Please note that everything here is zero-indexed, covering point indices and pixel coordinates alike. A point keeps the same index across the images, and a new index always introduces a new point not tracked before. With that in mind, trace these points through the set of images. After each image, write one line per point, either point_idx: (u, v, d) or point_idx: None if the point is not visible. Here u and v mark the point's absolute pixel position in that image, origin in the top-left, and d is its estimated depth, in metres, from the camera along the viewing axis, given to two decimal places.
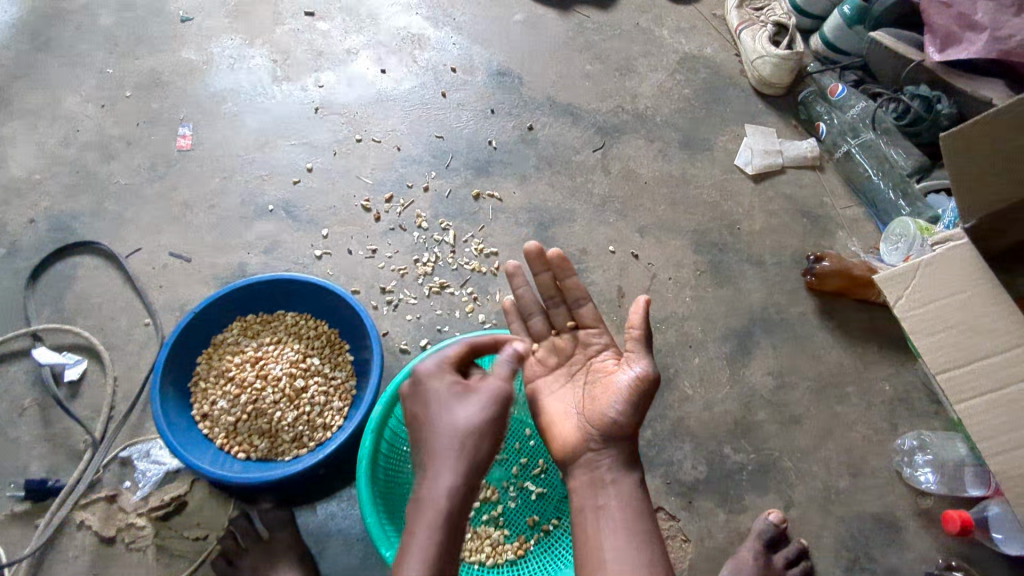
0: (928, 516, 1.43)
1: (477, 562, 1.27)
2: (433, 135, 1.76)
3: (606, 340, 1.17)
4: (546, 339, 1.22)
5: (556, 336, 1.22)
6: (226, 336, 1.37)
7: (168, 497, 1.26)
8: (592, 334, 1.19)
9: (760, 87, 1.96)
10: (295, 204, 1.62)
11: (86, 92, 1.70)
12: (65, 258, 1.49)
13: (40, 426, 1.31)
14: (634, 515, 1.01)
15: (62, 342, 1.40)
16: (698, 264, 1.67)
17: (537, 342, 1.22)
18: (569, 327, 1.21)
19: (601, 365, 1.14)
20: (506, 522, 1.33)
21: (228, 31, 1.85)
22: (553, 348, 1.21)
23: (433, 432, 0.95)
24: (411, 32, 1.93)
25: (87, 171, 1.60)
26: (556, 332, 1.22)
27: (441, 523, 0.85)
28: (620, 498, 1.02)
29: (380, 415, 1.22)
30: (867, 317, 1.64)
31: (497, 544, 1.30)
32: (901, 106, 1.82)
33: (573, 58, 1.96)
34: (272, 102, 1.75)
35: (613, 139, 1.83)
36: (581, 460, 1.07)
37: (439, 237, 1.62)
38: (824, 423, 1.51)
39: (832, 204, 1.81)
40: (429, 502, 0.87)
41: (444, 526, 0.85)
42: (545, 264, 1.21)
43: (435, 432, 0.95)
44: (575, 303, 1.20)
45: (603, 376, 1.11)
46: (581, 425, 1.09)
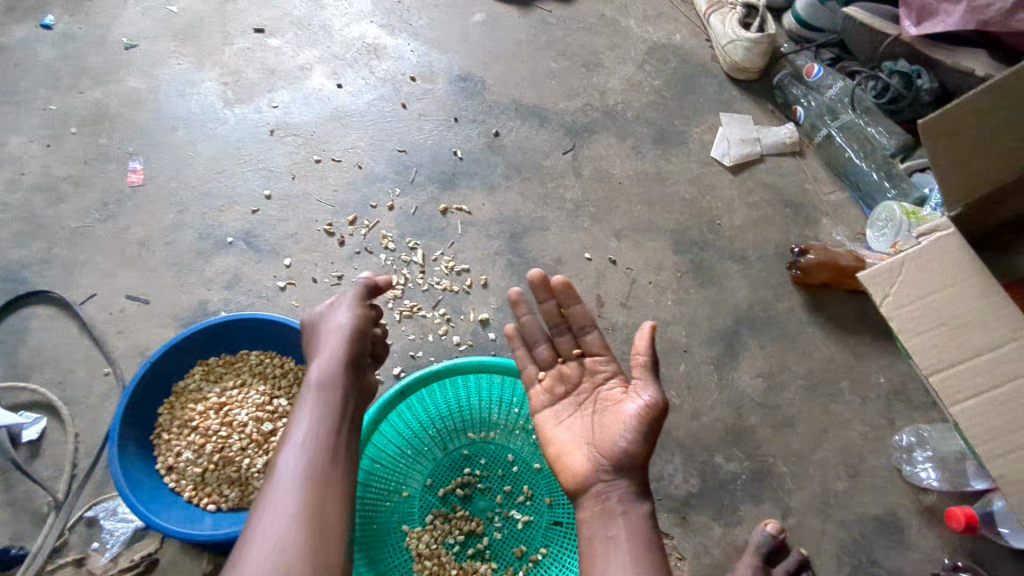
0: (931, 514, 1.38)
1: None
2: (396, 150, 1.69)
3: (612, 368, 1.11)
4: (552, 367, 1.17)
5: (562, 364, 1.16)
6: (187, 383, 1.31)
7: (138, 556, 1.21)
8: (599, 362, 1.12)
9: (733, 73, 1.89)
10: (256, 234, 1.55)
11: (30, 132, 1.63)
12: (16, 310, 1.43)
13: (0, 492, 1.26)
14: (645, 550, 0.90)
15: (18, 400, 1.34)
16: (679, 265, 1.61)
17: (543, 371, 1.17)
18: (576, 355, 1.15)
19: (609, 394, 1.07)
20: (493, 555, 1.27)
21: (175, 56, 1.77)
22: (559, 377, 1.15)
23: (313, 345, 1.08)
24: (366, 42, 1.85)
25: (35, 215, 1.53)
26: (562, 360, 1.16)
27: (316, 411, 0.97)
28: (629, 529, 0.92)
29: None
30: (857, 307, 1.59)
31: None
32: (880, 84, 1.74)
33: (537, 56, 1.88)
34: (225, 128, 1.68)
35: (583, 140, 1.76)
36: (591, 491, 0.97)
37: (407, 257, 1.56)
38: (818, 423, 1.46)
39: (815, 191, 1.74)
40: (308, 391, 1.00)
41: (320, 407, 0.98)
42: (549, 292, 1.17)
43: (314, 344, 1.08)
44: (580, 331, 1.15)
45: (612, 405, 1.04)
46: (590, 456, 1.01)
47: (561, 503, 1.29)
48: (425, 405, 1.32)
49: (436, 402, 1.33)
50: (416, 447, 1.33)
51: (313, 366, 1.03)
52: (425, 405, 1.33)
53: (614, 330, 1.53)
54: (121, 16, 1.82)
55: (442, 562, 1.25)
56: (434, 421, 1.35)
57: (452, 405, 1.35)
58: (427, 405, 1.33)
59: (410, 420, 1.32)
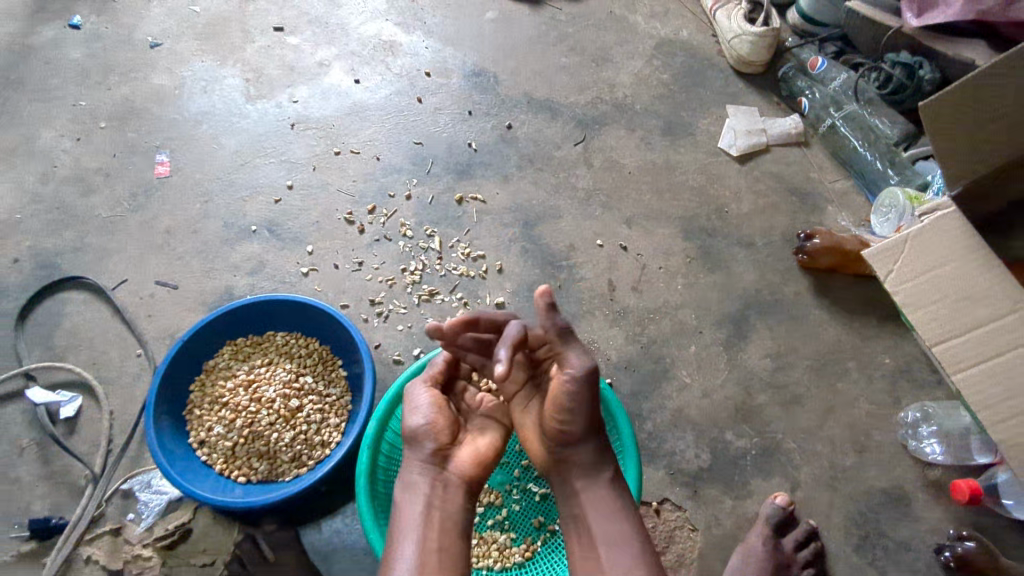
0: (937, 487, 1.41)
1: (485, 567, 1.27)
2: (412, 142, 1.75)
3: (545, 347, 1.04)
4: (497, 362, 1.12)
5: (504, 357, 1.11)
6: (217, 362, 1.37)
7: (173, 525, 1.27)
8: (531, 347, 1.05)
9: (739, 66, 1.94)
10: (279, 223, 1.61)
11: (61, 126, 1.70)
12: (51, 295, 1.49)
13: (40, 466, 1.32)
14: (616, 518, 0.98)
15: (55, 379, 1.40)
16: (688, 251, 1.66)
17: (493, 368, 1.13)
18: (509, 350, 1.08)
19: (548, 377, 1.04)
20: (512, 525, 1.33)
21: (198, 54, 1.84)
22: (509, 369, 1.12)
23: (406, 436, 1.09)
24: (382, 39, 1.91)
25: (68, 205, 1.60)
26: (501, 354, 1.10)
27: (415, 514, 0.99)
28: (598, 502, 0.99)
29: (375, 430, 1.22)
30: (862, 291, 1.63)
31: (504, 548, 1.30)
32: (883, 75, 1.78)
33: (548, 52, 1.94)
34: (247, 122, 1.74)
35: (594, 132, 1.81)
36: (556, 470, 1.04)
37: (424, 244, 1.61)
38: (825, 402, 1.50)
39: (820, 179, 1.78)
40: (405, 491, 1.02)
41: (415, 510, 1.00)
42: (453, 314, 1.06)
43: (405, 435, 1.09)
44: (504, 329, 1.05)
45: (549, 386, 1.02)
46: (543, 441, 1.04)
47: None
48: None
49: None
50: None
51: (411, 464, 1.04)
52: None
53: (626, 313, 1.57)
54: (147, 16, 1.89)
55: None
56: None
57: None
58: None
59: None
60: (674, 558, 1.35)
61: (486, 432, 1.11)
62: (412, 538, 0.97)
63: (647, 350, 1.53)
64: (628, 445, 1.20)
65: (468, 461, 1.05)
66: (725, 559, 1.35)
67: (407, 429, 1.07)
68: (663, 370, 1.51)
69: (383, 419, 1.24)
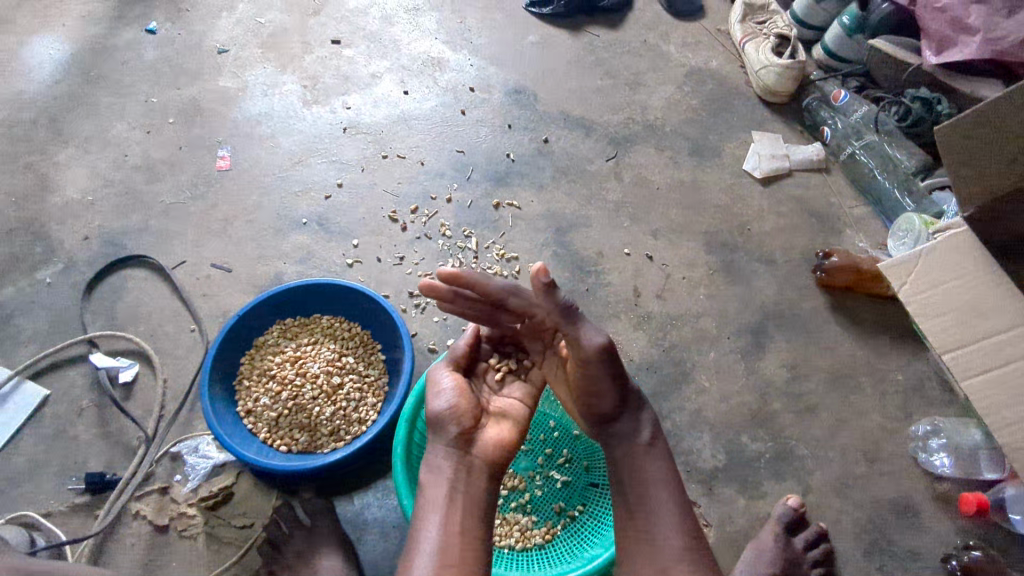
0: (945, 500, 1.46)
1: (507, 546, 1.32)
2: (454, 150, 1.86)
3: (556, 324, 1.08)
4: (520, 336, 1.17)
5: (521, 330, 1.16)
6: (266, 338, 1.46)
7: (217, 488, 1.35)
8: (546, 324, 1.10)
9: (765, 95, 2.05)
10: (327, 218, 1.72)
11: (133, 120, 1.84)
12: (116, 271, 1.61)
13: (98, 425, 1.42)
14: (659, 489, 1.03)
15: (115, 348, 1.51)
16: (711, 263, 1.74)
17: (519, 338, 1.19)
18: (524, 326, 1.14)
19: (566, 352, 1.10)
20: (533, 509, 1.39)
21: (261, 61, 1.99)
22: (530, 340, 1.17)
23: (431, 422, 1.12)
24: (430, 56, 2.05)
25: (135, 191, 1.72)
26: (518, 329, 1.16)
27: (440, 497, 1.01)
28: (639, 473, 1.06)
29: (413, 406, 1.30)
30: (878, 310, 1.69)
31: (525, 530, 1.35)
32: (902, 109, 1.87)
33: (585, 74, 2.06)
34: (303, 124, 1.87)
35: (625, 149, 1.92)
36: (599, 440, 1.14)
37: (462, 243, 1.71)
38: (838, 412, 1.56)
39: (840, 204, 1.87)
40: (432, 476, 1.04)
41: (439, 493, 1.01)
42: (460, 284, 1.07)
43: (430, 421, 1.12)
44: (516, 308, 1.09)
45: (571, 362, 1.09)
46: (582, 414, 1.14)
47: (598, 467, 1.41)
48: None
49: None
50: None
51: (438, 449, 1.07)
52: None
53: (650, 318, 1.65)
54: (216, 25, 2.05)
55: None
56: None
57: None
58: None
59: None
60: None
61: (509, 419, 1.16)
62: (435, 519, 0.98)
63: (668, 353, 1.61)
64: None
65: (492, 445, 1.09)
66: (737, 555, 1.40)
67: (432, 414, 1.10)
68: (683, 373, 1.59)
69: (421, 397, 1.31)
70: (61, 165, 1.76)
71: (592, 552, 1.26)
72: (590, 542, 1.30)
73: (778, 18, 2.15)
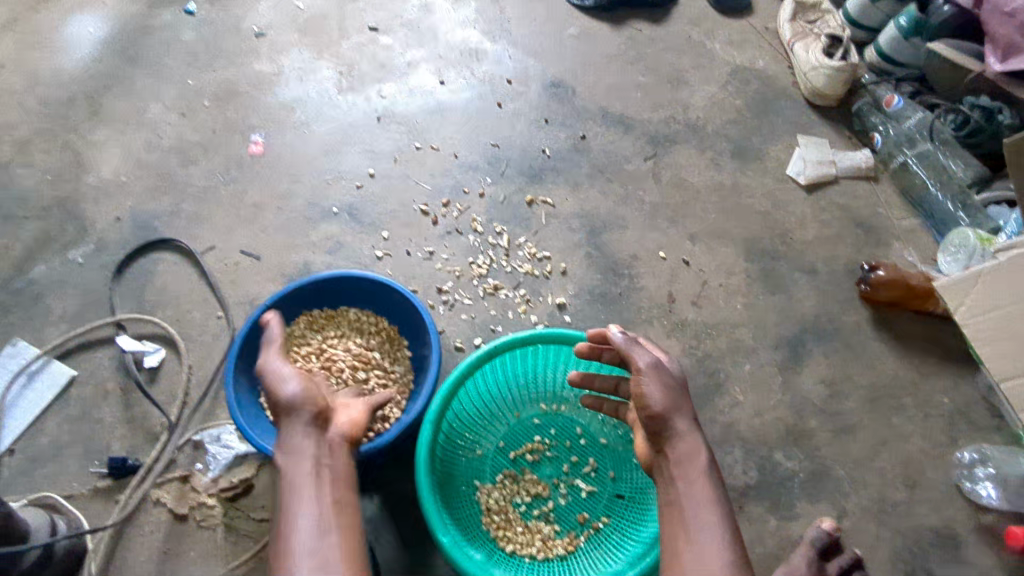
0: (989, 533, 1.39)
1: (528, 555, 1.28)
2: (489, 143, 1.82)
3: None
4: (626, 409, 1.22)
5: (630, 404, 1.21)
6: (292, 329, 1.43)
7: (237, 479, 1.34)
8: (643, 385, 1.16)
9: (814, 98, 1.96)
10: (358, 208, 1.69)
11: (168, 102, 1.83)
12: (146, 254, 1.60)
13: (122, 410, 1.41)
14: (715, 504, 0.94)
15: (142, 331, 1.50)
16: (750, 271, 1.68)
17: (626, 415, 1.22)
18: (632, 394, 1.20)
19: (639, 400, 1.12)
20: (556, 518, 1.35)
21: (298, 45, 1.96)
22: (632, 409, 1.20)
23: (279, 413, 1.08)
24: (468, 45, 2.00)
25: (168, 174, 1.71)
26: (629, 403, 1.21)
27: (305, 476, 1.00)
28: (695, 491, 0.96)
29: (438, 408, 1.27)
30: (925, 329, 1.61)
31: (548, 539, 1.31)
32: (960, 117, 1.78)
33: (626, 70, 2.00)
34: (338, 112, 1.85)
35: (665, 149, 1.86)
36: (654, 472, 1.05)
37: (493, 240, 1.67)
38: (878, 434, 1.49)
39: (887, 215, 1.78)
40: (296, 458, 1.02)
41: (309, 471, 1.01)
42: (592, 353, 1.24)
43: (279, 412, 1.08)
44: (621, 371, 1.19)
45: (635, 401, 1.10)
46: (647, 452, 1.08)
47: (626, 478, 1.36)
48: (504, 373, 1.40)
49: (516, 369, 1.40)
50: (491, 410, 1.41)
51: (294, 434, 1.04)
52: (506, 371, 1.39)
53: (684, 326, 1.60)
54: (253, 9, 2.03)
55: (508, 517, 1.33)
56: (509, 387, 1.42)
57: (528, 374, 1.42)
58: (507, 371, 1.40)
59: (490, 383, 1.39)
60: None
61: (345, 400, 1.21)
62: (299, 504, 0.96)
63: (702, 363, 1.55)
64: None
65: (346, 423, 1.11)
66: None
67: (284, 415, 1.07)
68: (716, 385, 1.53)
69: (446, 399, 1.29)
70: (96, 145, 1.75)
71: (616, 567, 1.22)
72: (614, 557, 1.26)
73: (830, 17, 2.07)
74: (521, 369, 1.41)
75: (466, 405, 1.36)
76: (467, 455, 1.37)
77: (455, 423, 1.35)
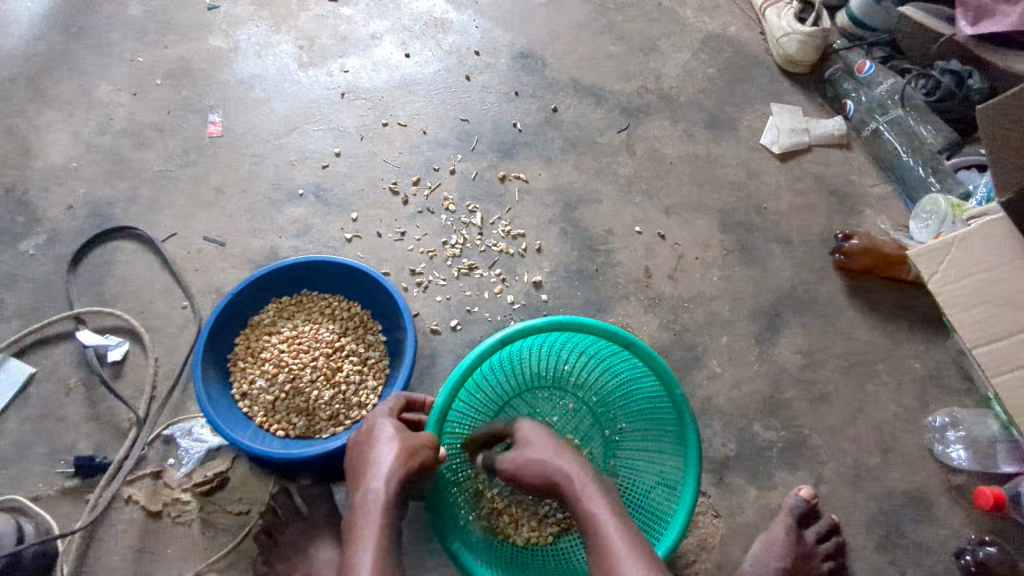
0: (960, 493, 1.42)
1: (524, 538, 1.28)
2: (458, 118, 1.77)
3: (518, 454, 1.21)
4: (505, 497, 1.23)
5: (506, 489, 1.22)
6: (262, 317, 1.40)
7: (211, 473, 1.30)
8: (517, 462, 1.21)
9: (786, 65, 1.93)
10: (325, 188, 1.64)
11: (118, 81, 1.73)
12: (103, 243, 1.53)
13: (86, 407, 1.36)
14: (607, 511, 1.01)
15: (103, 324, 1.44)
16: (725, 243, 1.67)
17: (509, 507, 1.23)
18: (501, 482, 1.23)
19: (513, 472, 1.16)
20: (551, 498, 1.32)
21: (254, 19, 1.87)
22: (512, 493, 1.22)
23: (364, 460, 1.08)
24: (433, 16, 1.93)
25: (121, 158, 1.63)
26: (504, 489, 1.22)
27: (376, 531, 0.98)
28: (589, 505, 1.03)
29: (444, 404, 1.18)
30: (897, 295, 1.62)
31: (543, 518, 1.30)
32: (931, 82, 1.78)
33: (596, 39, 1.95)
34: (299, 89, 1.77)
35: (638, 120, 1.82)
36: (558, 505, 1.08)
37: (466, 219, 1.63)
38: (853, 402, 1.51)
39: (860, 182, 1.78)
40: (368, 506, 1.01)
41: (376, 525, 0.98)
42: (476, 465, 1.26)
43: (365, 459, 1.08)
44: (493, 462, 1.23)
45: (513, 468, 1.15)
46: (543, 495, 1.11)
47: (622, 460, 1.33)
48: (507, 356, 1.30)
49: (520, 347, 1.30)
50: (490, 391, 1.32)
51: (370, 483, 1.03)
52: (510, 350, 1.29)
53: (661, 301, 1.59)
54: None
55: (503, 501, 1.30)
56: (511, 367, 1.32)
57: (531, 350, 1.32)
58: (511, 349, 1.30)
59: (492, 363, 1.29)
60: (696, 542, 1.36)
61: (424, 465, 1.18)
62: (372, 537, 0.97)
63: (679, 337, 1.55)
64: (692, 454, 1.20)
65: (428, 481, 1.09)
66: (746, 547, 1.37)
67: (372, 460, 1.07)
68: (694, 359, 1.53)
69: (451, 397, 1.20)
70: (42, 128, 1.66)
71: None
72: None
73: None
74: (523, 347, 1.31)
75: (470, 394, 1.28)
76: (465, 442, 1.28)
77: (456, 414, 1.26)
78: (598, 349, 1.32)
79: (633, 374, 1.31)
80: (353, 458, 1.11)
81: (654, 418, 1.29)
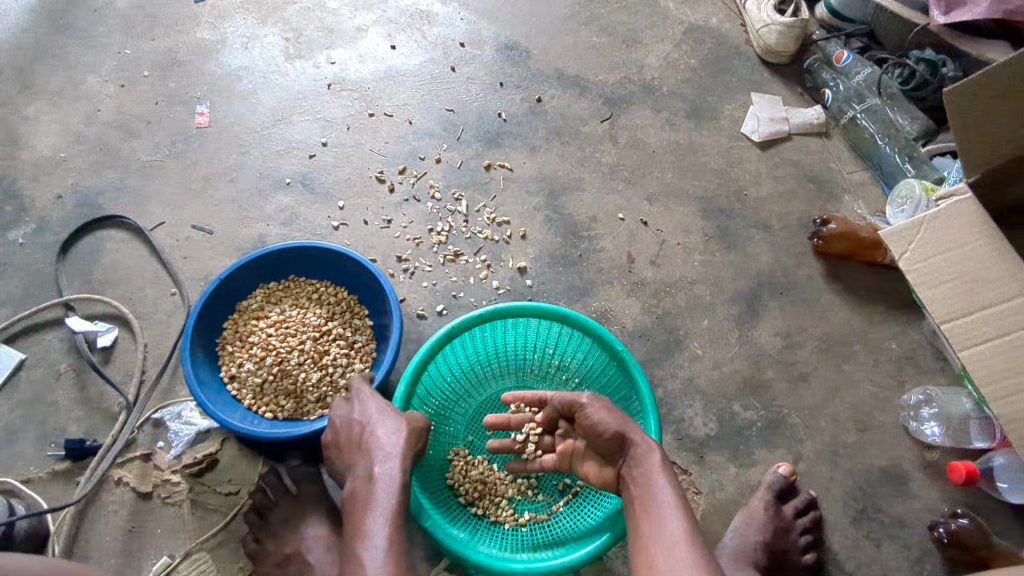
0: (934, 468, 1.46)
1: (508, 523, 1.28)
2: (444, 109, 1.79)
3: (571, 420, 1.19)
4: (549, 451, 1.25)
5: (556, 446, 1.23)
6: (250, 303, 1.42)
7: (201, 454, 1.33)
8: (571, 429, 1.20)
9: (766, 55, 1.97)
10: (312, 177, 1.66)
11: (106, 73, 1.75)
12: (91, 232, 1.55)
13: (76, 391, 1.38)
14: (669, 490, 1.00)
15: (93, 311, 1.46)
16: (706, 229, 1.70)
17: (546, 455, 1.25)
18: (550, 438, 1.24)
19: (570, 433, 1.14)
20: (537, 489, 1.33)
21: (240, 11, 1.89)
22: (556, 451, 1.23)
23: (367, 441, 1.09)
24: (419, 8, 1.96)
25: (109, 148, 1.65)
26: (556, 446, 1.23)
27: (389, 512, 1.00)
28: (653, 480, 1.01)
29: (405, 393, 1.21)
30: (873, 279, 1.66)
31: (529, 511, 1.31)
32: (906, 71, 1.83)
33: (580, 31, 1.98)
34: (286, 80, 1.79)
35: (620, 109, 1.85)
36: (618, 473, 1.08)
37: (451, 207, 1.66)
38: (831, 382, 1.55)
39: (839, 169, 1.81)
40: (379, 488, 1.02)
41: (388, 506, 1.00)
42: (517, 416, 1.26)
43: (367, 440, 1.09)
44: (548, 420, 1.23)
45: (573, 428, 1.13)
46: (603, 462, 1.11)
47: None
48: (464, 352, 1.35)
49: (474, 345, 1.36)
50: (456, 389, 1.37)
51: (378, 464, 1.04)
52: (466, 350, 1.35)
53: (643, 285, 1.62)
54: None
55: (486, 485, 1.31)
56: (471, 366, 1.38)
57: (488, 348, 1.38)
58: (467, 350, 1.35)
59: (451, 362, 1.34)
60: None
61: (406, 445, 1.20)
62: (383, 519, 0.99)
63: (661, 320, 1.58)
64: (649, 407, 1.21)
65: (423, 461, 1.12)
66: (727, 522, 1.40)
67: (376, 440, 1.08)
68: (676, 341, 1.56)
69: (411, 386, 1.23)
70: (29, 119, 1.67)
71: (594, 525, 1.21)
72: (592, 516, 1.24)
73: None
74: (479, 344, 1.37)
75: (437, 390, 1.32)
76: (435, 433, 1.33)
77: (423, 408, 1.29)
78: (548, 337, 1.37)
79: (586, 352, 1.35)
80: (348, 439, 1.12)
81: (615, 389, 1.32)
